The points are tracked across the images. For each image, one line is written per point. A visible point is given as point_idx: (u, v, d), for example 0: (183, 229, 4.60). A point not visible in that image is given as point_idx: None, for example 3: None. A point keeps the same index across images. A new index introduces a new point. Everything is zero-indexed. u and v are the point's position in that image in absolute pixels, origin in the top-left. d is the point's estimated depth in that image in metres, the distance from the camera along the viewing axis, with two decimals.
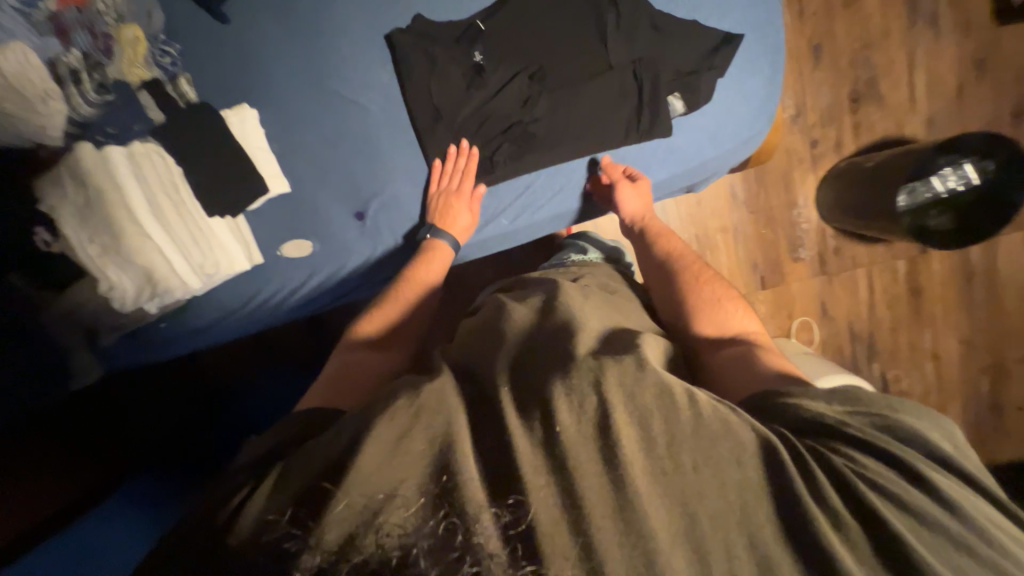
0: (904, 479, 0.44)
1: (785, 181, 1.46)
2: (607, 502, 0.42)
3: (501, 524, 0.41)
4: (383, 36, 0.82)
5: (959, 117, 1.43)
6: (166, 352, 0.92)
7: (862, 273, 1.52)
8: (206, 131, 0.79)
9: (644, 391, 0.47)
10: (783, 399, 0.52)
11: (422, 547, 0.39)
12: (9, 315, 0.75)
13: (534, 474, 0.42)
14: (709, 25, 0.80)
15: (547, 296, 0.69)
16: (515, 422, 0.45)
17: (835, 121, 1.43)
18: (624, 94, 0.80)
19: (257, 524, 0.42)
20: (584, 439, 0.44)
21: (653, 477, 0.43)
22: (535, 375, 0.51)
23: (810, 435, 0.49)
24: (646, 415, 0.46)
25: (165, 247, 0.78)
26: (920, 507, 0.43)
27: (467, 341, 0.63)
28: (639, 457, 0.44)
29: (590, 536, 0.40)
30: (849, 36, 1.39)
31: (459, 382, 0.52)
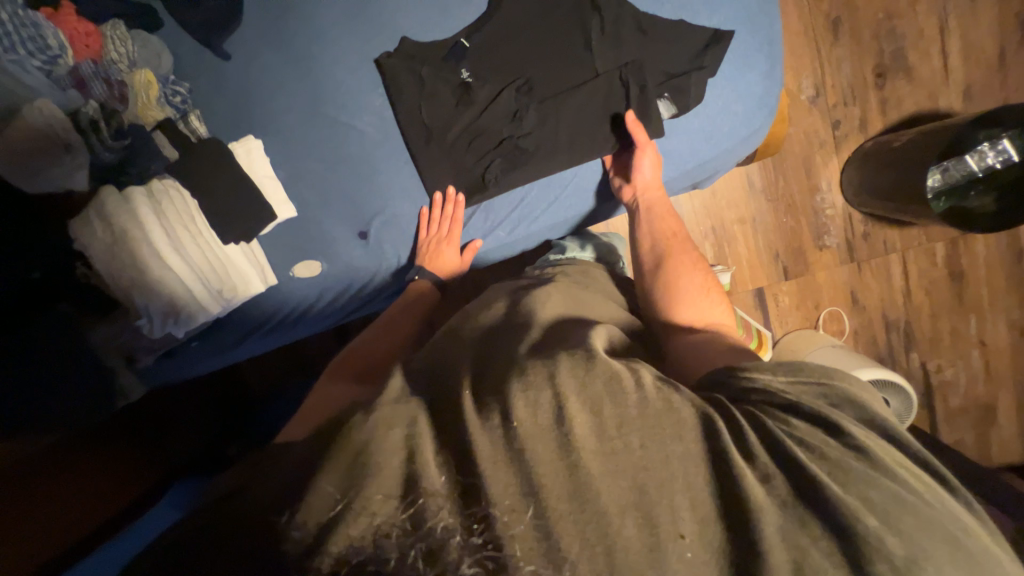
0: (830, 436, 0.45)
1: (805, 166, 1.39)
2: (561, 487, 0.41)
3: (498, 526, 0.39)
4: (373, 60, 0.83)
5: (1001, 84, 1.31)
6: (194, 370, 0.98)
7: (895, 259, 1.44)
8: (215, 164, 0.83)
9: (594, 378, 0.46)
10: (740, 376, 0.53)
11: (419, 548, 0.39)
12: (58, 347, 0.81)
13: (493, 468, 0.41)
14: (699, 23, 0.77)
15: (513, 298, 0.70)
16: (472, 418, 0.44)
17: (859, 98, 1.34)
18: (612, 102, 0.80)
19: (254, 524, 0.40)
20: (542, 431, 0.43)
21: (604, 460, 0.42)
22: (489, 376, 0.50)
23: (769, 407, 0.49)
24: (595, 400, 0.45)
25: (186, 276, 0.84)
26: (850, 463, 0.43)
27: (445, 344, 0.62)
28: (589, 441, 0.43)
29: (544, 516, 0.40)
30: (872, 7, 1.30)
31: (423, 392, 0.50)
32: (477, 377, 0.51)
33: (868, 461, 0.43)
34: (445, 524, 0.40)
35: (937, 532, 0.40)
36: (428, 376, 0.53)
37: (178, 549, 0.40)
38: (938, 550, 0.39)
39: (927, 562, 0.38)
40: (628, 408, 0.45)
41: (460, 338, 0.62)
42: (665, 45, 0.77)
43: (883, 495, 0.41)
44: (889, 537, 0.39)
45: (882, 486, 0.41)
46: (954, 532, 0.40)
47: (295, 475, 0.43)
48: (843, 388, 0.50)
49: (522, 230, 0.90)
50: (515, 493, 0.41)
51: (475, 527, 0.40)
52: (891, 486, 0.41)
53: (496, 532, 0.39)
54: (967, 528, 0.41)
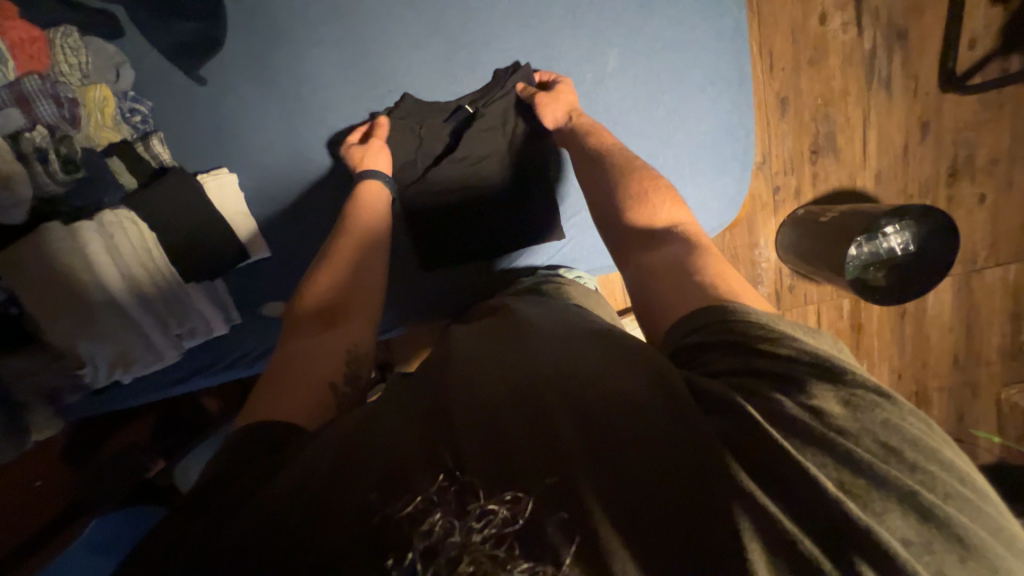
0: (798, 402, 0.47)
1: (748, 223, 1.56)
2: (550, 482, 0.44)
3: (499, 520, 0.43)
4: (371, 113, 0.81)
5: (902, 172, 1.55)
6: (120, 404, 0.89)
7: (811, 309, 1.66)
8: (181, 199, 0.76)
9: (593, 391, 0.52)
10: (752, 344, 0.52)
11: (416, 550, 0.42)
12: None
13: (488, 479, 0.45)
14: (689, 125, 0.81)
15: (501, 314, 0.73)
16: (467, 428, 0.49)
17: (796, 169, 1.53)
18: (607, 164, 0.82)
19: (249, 516, 0.44)
20: (535, 433, 0.48)
21: (591, 453, 0.46)
22: (485, 387, 0.54)
23: (771, 384, 0.49)
24: (583, 405, 0.50)
25: (141, 321, 0.78)
26: (812, 425, 0.45)
27: (430, 366, 0.62)
28: (574, 437, 0.47)
29: (526, 505, 0.43)
30: (813, 92, 1.47)
31: (427, 409, 0.53)
32: (472, 389, 0.54)
33: (846, 438, 0.45)
34: (437, 527, 0.42)
35: (901, 501, 0.41)
36: (425, 390, 0.55)
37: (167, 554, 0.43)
38: (902, 519, 0.41)
39: (889, 527, 0.40)
40: (608, 408, 0.50)
41: (471, 353, 0.61)
42: (660, 139, 0.81)
43: (839, 463, 0.43)
44: (851, 503, 0.41)
45: (859, 461, 0.43)
46: (922, 500, 0.41)
47: (299, 476, 0.47)
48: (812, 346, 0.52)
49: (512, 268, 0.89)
50: (497, 484, 0.45)
51: (474, 525, 0.43)
52: (848, 447, 0.44)
53: (496, 527, 0.43)
54: (942, 489, 0.42)
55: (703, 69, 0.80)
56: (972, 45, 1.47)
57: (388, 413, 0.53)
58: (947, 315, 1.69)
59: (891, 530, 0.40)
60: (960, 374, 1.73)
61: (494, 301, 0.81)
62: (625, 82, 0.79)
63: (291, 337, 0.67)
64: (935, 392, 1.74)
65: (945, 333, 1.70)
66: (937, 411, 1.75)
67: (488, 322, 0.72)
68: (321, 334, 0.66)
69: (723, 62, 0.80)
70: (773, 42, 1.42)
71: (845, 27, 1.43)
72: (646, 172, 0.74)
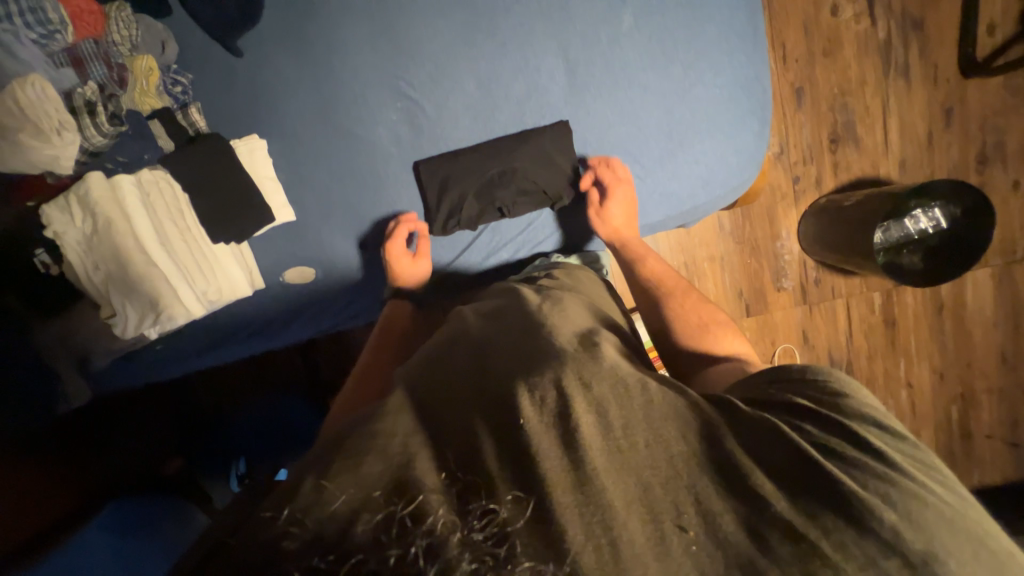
0: (823, 427, 0.48)
1: (768, 215, 1.53)
2: (566, 477, 0.42)
3: (500, 519, 0.40)
4: (396, 79, 0.84)
5: (929, 161, 1.52)
6: (159, 375, 0.93)
7: (841, 304, 1.59)
8: (213, 161, 0.81)
9: (599, 381, 0.49)
10: (783, 391, 0.52)
11: (419, 545, 0.37)
12: (13, 324, 0.79)
13: (501, 474, 0.42)
14: (705, 81, 0.82)
15: (501, 303, 0.70)
16: (477, 423, 0.46)
17: (815, 160, 1.51)
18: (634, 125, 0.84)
19: (254, 526, 0.39)
20: (545, 427, 0.45)
21: (610, 457, 0.44)
22: (493, 377, 0.51)
23: (806, 415, 0.49)
24: (600, 401, 0.47)
25: (171, 277, 0.80)
26: (835, 446, 0.46)
27: (427, 357, 0.58)
28: (595, 440, 0.44)
29: (528, 503, 0.41)
30: (829, 82, 1.47)
31: (417, 403, 0.49)
32: (481, 380, 0.51)
33: (884, 461, 0.45)
34: (442, 521, 0.38)
35: (932, 512, 0.42)
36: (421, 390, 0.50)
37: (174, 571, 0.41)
38: (941, 534, 0.40)
39: (929, 542, 0.40)
40: (632, 410, 0.47)
41: (475, 343, 0.58)
42: (676, 97, 0.83)
43: (875, 478, 0.43)
44: (888, 517, 0.41)
45: (901, 484, 0.43)
46: (950, 513, 0.42)
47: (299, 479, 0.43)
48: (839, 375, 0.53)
49: (525, 249, 0.93)
50: (507, 480, 0.42)
51: (475, 522, 0.39)
52: (880, 466, 0.44)
53: (498, 524, 0.39)
54: (961, 503, 0.44)
55: (718, 26, 0.81)
56: (990, 31, 1.47)
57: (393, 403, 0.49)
58: (988, 309, 1.60)
59: (931, 543, 0.40)
60: (1010, 374, 1.62)
61: (497, 287, 0.81)
62: (641, 42, 0.81)
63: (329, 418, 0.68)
64: (983, 394, 1.62)
65: (989, 329, 1.61)
66: (988, 416, 1.62)
67: (488, 306, 0.70)
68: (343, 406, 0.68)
69: (737, 22, 0.82)
70: (785, 35, 1.44)
71: (857, 17, 1.44)
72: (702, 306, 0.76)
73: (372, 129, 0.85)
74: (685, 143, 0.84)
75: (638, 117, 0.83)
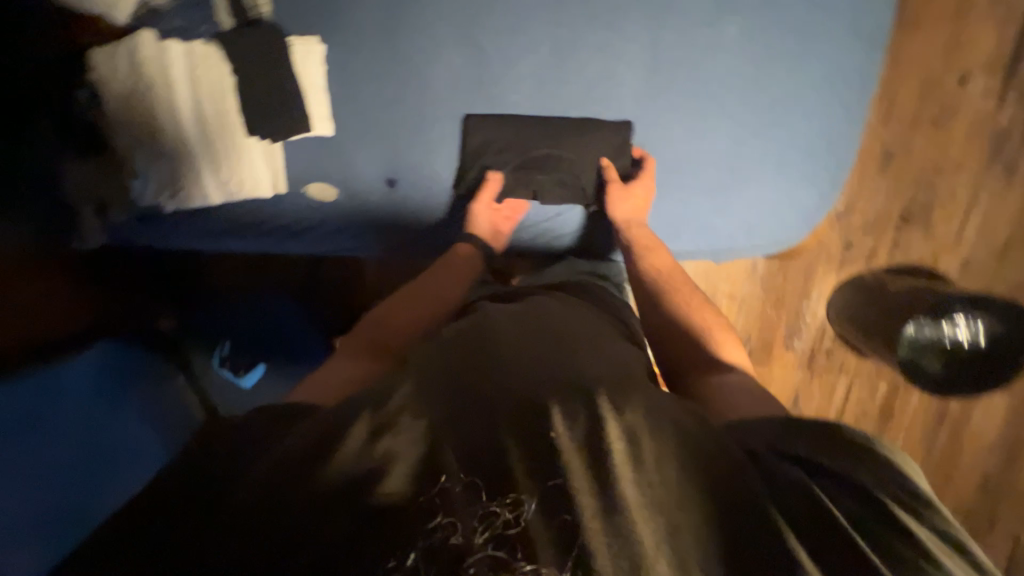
0: (867, 509, 0.41)
1: (805, 272, 1.46)
2: (592, 493, 0.40)
3: (500, 523, 0.39)
4: (471, 22, 0.78)
5: (996, 270, 1.40)
6: (163, 242, 0.94)
7: (843, 381, 1.54)
8: (264, 52, 0.78)
9: (633, 407, 0.46)
10: (816, 458, 0.45)
11: (416, 552, 0.37)
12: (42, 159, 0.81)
13: (525, 475, 0.41)
14: (790, 122, 0.76)
15: (533, 301, 0.68)
16: (504, 421, 0.44)
17: (877, 231, 1.41)
18: (699, 145, 0.78)
19: (270, 471, 0.42)
20: (574, 446, 0.42)
21: (642, 488, 0.41)
22: (523, 377, 0.48)
23: (845, 493, 0.43)
24: (634, 429, 0.44)
25: (199, 158, 0.81)
26: (887, 540, 0.39)
27: (451, 342, 0.56)
28: (625, 468, 0.41)
29: (525, 507, 0.39)
30: (924, 155, 1.35)
31: (444, 390, 0.48)
32: (504, 382, 0.48)
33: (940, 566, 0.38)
34: (447, 522, 0.39)
35: None
36: (449, 378, 0.49)
37: (172, 493, 0.42)
38: None
39: None
40: (666, 441, 0.44)
41: (499, 339, 0.55)
42: (753, 129, 0.76)
43: None
44: None
45: None
46: None
47: (327, 430, 0.45)
48: (864, 450, 0.45)
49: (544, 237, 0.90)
50: (499, 478, 0.41)
51: (476, 525, 0.39)
52: None
53: (498, 528, 0.38)
54: None
55: (825, 67, 0.74)
56: None
57: (406, 392, 0.48)
58: (989, 433, 1.53)
59: None
60: (983, 502, 1.57)
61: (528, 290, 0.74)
62: (738, 58, 0.74)
63: (336, 355, 0.65)
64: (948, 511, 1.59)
65: (982, 452, 1.55)
66: None
67: (519, 304, 0.66)
68: (359, 359, 0.63)
69: (849, 67, 0.74)
70: (896, 90, 1.31)
71: (984, 93, 1.30)
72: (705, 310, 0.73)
73: (433, 65, 0.81)
74: (745, 181, 0.79)
75: (706, 139, 0.77)
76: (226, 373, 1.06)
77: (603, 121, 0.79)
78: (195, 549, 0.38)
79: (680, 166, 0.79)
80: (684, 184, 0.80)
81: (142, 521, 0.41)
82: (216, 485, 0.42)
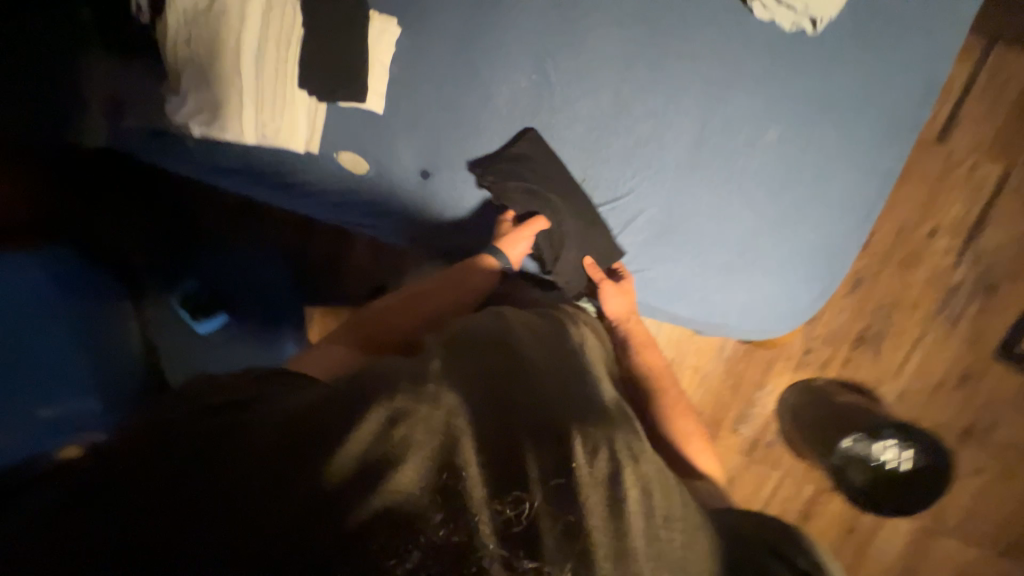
0: None
1: (766, 364, 1.56)
2: (606, 532, 0.41)
3: (510, 521, 0.40)
4: (545, 53, 0.83)
5: (924, 406, 1.54)
6: (170, 164, 0.91)
7: (775, 477, 1.61)
8: (343, 18, 0.80)
9: (647, 460, 0.49)
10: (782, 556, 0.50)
11: (420, 548, 0.37)
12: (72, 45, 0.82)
13: (547, 495, 0.42)
14: (802, 228, 0.83)
15: (543, 319, 0.71)
16: (531, 437, 0.45)
17: (835, 344, 1.54)
18: (718, 224, 0.84)
19: (286, 438, 0.41)
20: (596, 482, 0.44)
21: (650, 543, 0.43)
22: (551, 400, 0.50)
23: None
24: (647, 480, 0.47)
25: (244, 93, 0.80)
26: None
27: (474, 342, 0.57)
28: (637, 515, 0.44)
29: (525, 509, 0.40)
30: (888, 289, 1.50)
31: (472, 389, 0.48)
32: (531, 399, 0.49)
33: None
34: (455, 524, 0.38)
35: None
36: (478, 382, 0.50)
37: (162, 445, 0.40)
38: None
39: None
40: (669, 499, 0.47)
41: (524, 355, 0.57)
42: (767, 224, 0.83)
43: None
44: None
45: None
46: None
47: (355, 395, 0.45)
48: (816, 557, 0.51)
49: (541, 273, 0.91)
50: (505, 482, 0.42)
51: (487, 527, 0.38)
52: None
53: (498, 527, 0.39)
54: None
55: (840, 189, 0.82)
56: None
57: (438, 381, 0.48)
58: (890, 560, 1.60)
59: None
60: None
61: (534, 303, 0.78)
62: (768, 159, 0.82)
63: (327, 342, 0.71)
64: None
65: None
66: None
67: (532, 320, 0.68)
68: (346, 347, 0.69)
69: (860, 196, 0.82)
70: (877, 227, 1.48)
71: (946, 250, 1.47)
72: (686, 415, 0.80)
73: (497, 80, 0.85)
74: (750, 268, 0.85)
75: (725, 220, 0.83)
76: (183, 314, 1.04)
77: (637, 177, 0.84)
78: (190, 508, 0.37)
79: (697, 238, 0.84)
80: (697, 257, 0.85)
81: (129, 464, 0.39)
82: (211, 442, 0.41)
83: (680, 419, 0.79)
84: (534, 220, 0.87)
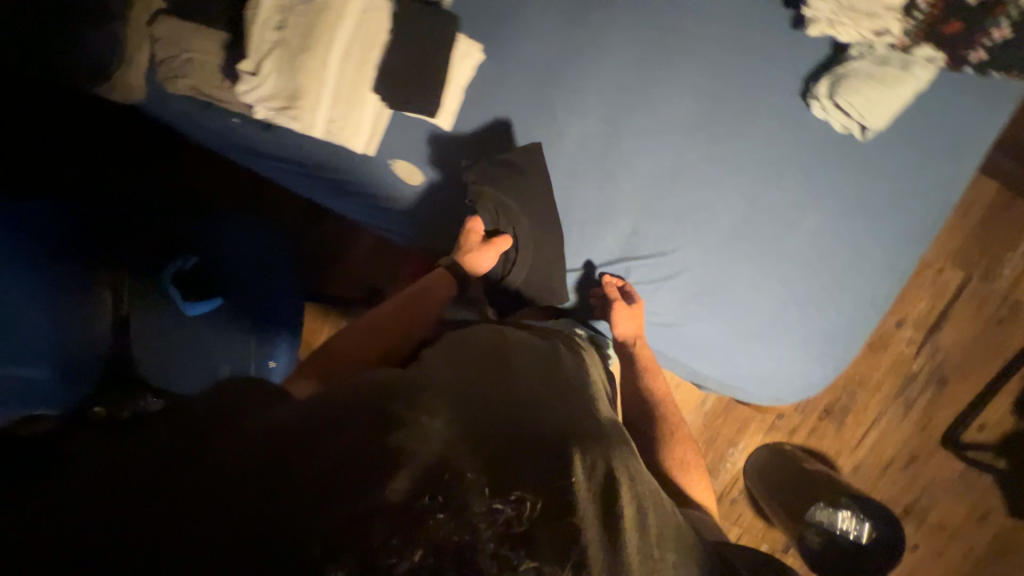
0: None
1: (742, 422, 1.63)
2: (600, 536, 0.41)
3: (510, 519, 0.39)
4: (615, 106, 0.87)
5: (874, 480, 1.66)
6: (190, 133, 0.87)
7: (734, 532, 1.67)
8: (432, 34, 0.80)
9: (640, 483, 0.51)
10: None
11: (421, 545, 0.35)
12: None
13: (541, 496, 0.42)
14: (829, 310, 0.90)
15: (547, 345, 0.74)
16: (526, 450, 0.47)
17: (805, 412, 1.64)
18: (753, 295, 0.89)
19: (281, 433, 0.40)
20: (590, 492, 0.45)
21: (643, 556, 0.43)
22: (542, 419, 0.52)
23: None
24: (640, 499, 0.48)
25: (324, 88, 0.79)
26: None
27: (470, 363, 0.60)
28: (633, 527, 0.44)
29: (525, 510, 0.40)
30: (856, 367, 1.63)
31: (465, 408, 0.50)
32: (522, 418, 0.52)
33: None
34: (457, 520, 0.37)
35: None
36: (467, 400, 0.52)
37: (155, 443, 0.39)
38: None
39: None
40: (666, 523, 0.49)
41: (514, 377, 0.60)
42: (797, 301, 0.89)
43: None
44: None
45: None
46: None
47: (347, 403, 0.45)
48: None
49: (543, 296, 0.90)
50: (501, 482, 0.42)
51: (482, 519, 0.38)
52: None
53: (500, 525, 0.38)
54: None
55: (861, 279, 0.89)
56: (980, 427, 1.64)
57: (431, 400, 0.49)
58: None
59: None
60: None
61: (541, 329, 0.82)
62: (804, 243, 0.88)
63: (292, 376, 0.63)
64: None
65: None
66: None
67: (529, 343, 0.72)
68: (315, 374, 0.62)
69: (877, 287, 0.90)
70: None
71: (910, 341, 1.62)
72: (687, 444, 0.85)
73: (565, 121, 0.87)
74: (774, 339, 0.90)
75: (758, 291, 0.89)
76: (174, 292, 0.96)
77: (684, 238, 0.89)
78: (183, 502, 0.35)
79: (732, 304, 0.89)
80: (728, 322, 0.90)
81: (117, 457, 0.37)
82: (201, 440, 0.39)
83: (681, 446, 0.84)
84: (500, 239, 0.85)
